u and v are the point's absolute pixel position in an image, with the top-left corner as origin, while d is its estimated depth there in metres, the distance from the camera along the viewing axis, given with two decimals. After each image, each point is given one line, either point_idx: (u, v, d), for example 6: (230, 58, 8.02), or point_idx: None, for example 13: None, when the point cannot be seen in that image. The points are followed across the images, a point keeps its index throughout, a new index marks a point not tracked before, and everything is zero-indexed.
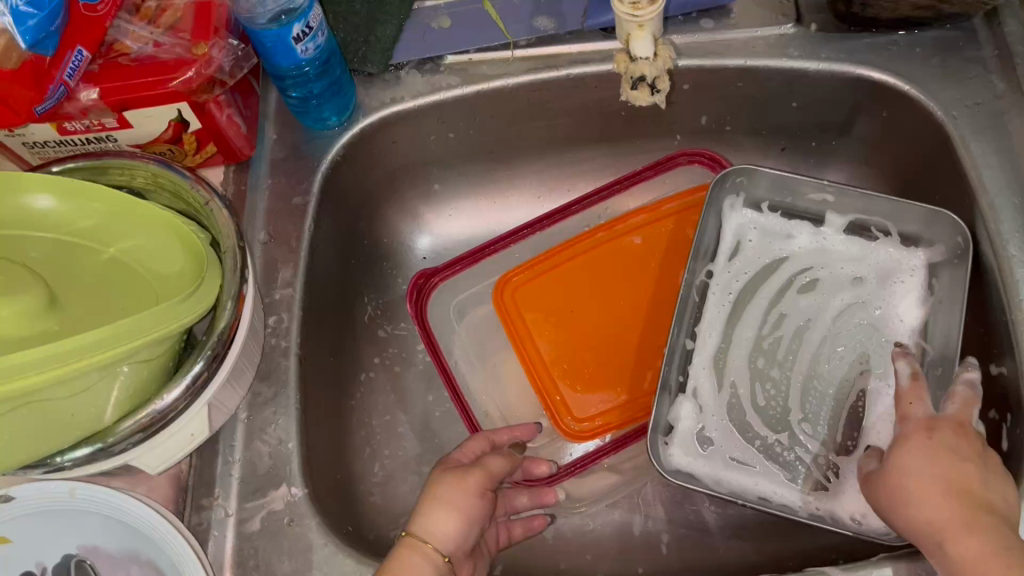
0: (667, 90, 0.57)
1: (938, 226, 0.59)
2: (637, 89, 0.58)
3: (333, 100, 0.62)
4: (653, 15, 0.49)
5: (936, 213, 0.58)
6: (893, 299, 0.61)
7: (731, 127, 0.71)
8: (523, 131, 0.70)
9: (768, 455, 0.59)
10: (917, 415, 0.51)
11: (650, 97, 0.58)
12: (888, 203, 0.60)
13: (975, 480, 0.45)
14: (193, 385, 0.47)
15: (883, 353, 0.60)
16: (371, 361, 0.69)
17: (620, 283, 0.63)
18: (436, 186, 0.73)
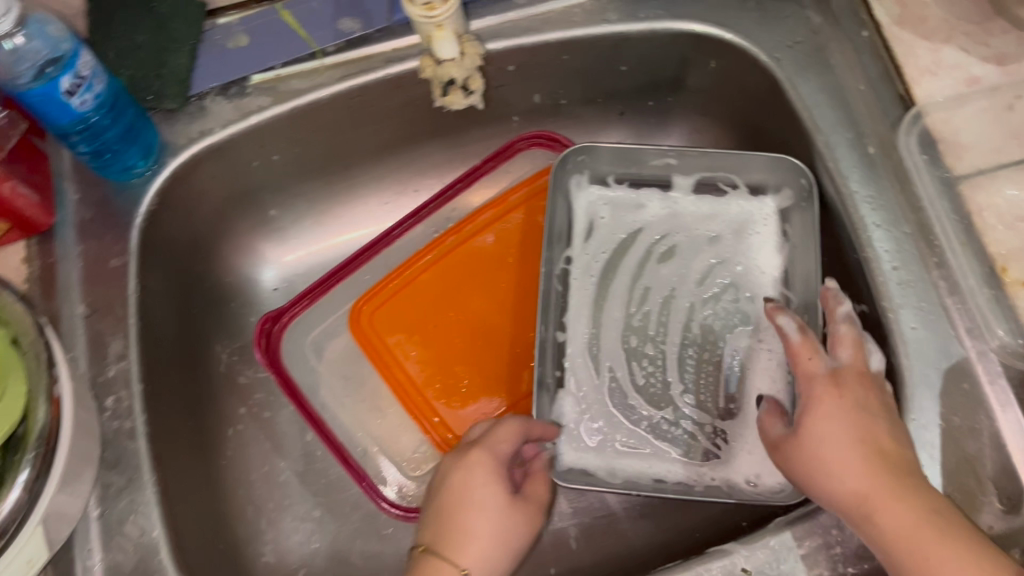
0: (479, 87, 0.60)
1: (784, 171, 0.59)
2: (450, 94, 0.61)
3: (134, 145, 0.57)
4: (451, 13, 0.46)
5: (776, 159, 0.58)
6: (752, 251, 0.61)
7: (566, 100, 0.68)
8: (352, 140, 0.66)
9: (656, 434, 0.58)
10: (818, 373, 0.50)
11: (464, 98, 0.61)
12: (729, 156, 0.59)
13: (885, 438, 0.46)
14: (17, 502, 0.42)
15: (750, 308, 0.60)
16: (236, 413, 0.65)
17: (477, 286, 0.60)
18: (273, 212, 0.68)
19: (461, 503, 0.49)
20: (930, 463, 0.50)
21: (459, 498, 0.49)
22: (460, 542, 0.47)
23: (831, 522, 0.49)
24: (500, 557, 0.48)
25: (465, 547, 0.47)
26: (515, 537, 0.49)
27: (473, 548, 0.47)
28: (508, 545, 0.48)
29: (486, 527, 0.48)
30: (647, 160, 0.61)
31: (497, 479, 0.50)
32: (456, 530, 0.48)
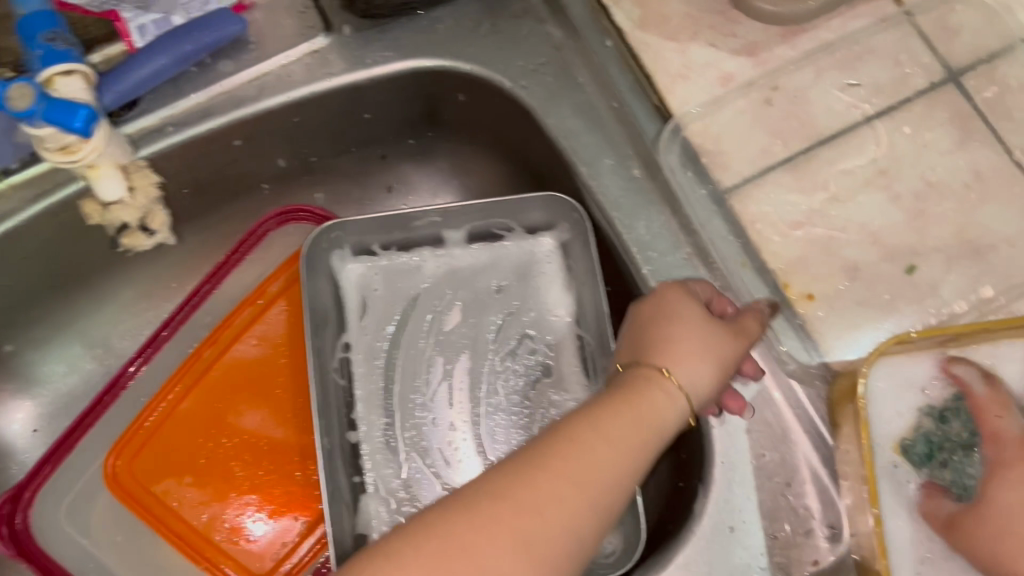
0: (161, 223, 0.57)
1: (556, 208, 0.54)
2: (129, 236, 0.58)
3: None
4: (99, 151, 0.43)
5: (544, 197, 0.54)
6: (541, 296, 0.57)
7: (316, 157, 0.61)
8: (77, 253, 0.57)
9: None
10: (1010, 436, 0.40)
11: (147, 237, 0.58)
12: (495, 202, 0.55)
13: None
14: None
15: (549, 359, 0.55)
16: None
17: (249, 399, 0.54)
18: (7, 348, 0.59)
19: (643, 408, 0.38)
20: (744, 504, 0.47)
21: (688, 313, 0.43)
22: (595, 429, 0.36)
23: None
24: (624, 485, 0.35)
25: (637, 406, 0.38)
26: (661, 432, 0.38)
27: (609, 449, 0.35)
28: (606, 477, 0.34)
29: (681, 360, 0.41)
30: (410, 222, 0.55)
31: (688, 302, 0.44)
32: (658, 342, 0.42)
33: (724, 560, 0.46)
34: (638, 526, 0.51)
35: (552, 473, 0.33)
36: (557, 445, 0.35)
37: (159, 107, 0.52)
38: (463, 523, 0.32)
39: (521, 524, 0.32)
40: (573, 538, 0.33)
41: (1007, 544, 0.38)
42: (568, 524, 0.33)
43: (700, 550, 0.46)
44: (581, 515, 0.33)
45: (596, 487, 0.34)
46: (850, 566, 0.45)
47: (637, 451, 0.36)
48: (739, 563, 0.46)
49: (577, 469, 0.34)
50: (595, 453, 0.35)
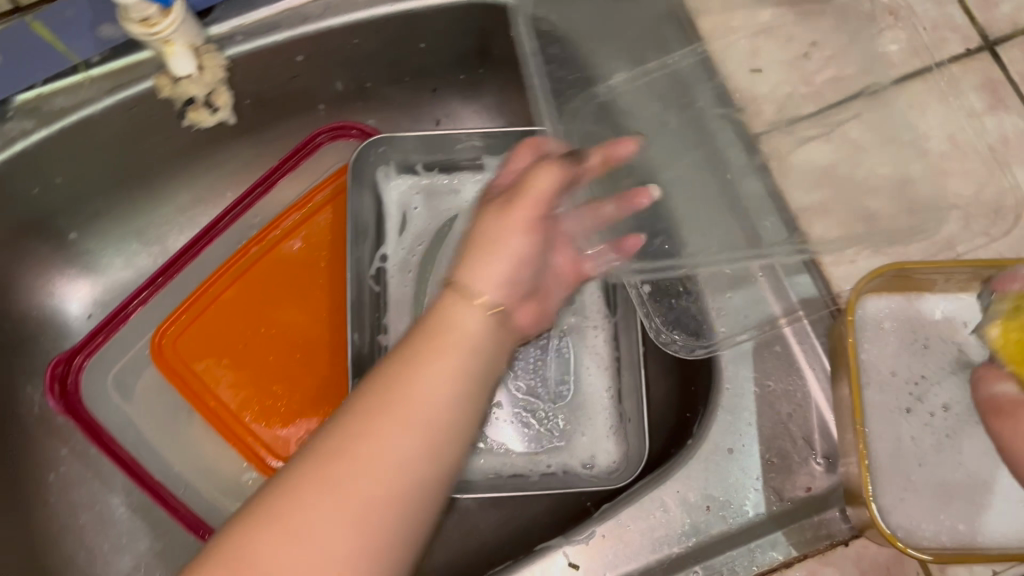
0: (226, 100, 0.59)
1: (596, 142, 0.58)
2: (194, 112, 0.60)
3: None
4: (171, 29, 0.49)
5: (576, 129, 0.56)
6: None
7: (372, 83, 0.65)
8: (144, 152, 0.61)
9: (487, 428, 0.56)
10: None
11: (210, 116, 0.60)
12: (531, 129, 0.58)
13: None
14: None
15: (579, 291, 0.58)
16: (57, 455, 0.61)
17: (290, 295, 0.58)
18: (73, 236, 0.64)
19: (457, 325, 0.37)
20: (747, 429, 0.49)
21: (490, 233, 0.41)
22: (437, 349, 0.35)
23: (655, 503, 0.48)
24: (457, 393, 0.35)
25: (444, 332, 0.36)
26: (478, 353, 0.37)
27: (397, 423, 0.33)
28: (433, 389, 0.34)
29: (483, 272, 0.40)
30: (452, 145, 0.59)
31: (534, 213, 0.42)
32: (478, 243, 0.41)
33: (721, 478, 0.49)
34: (643, 445, 0.54)
35: (422, 362, 0.35)
36: (339, 424, 0.33)
37: (232, 16, 0.55)
38: (247, 523, 0.31)
39: (405, 410, 0.33)
40: (429, 433, 0.33)
41: None
42: (380, 452, 0.32)
43: (699, 467, 0.49)
44: (394, 442, 0.32)
45: (377, 470, 0.32)
46: (840, 495, 0.47)
47: (450, 391, 0.35)
48: (734, 483, 0.48)
49: (366, 442, 0.32)
50: (363, 436, 0.32)
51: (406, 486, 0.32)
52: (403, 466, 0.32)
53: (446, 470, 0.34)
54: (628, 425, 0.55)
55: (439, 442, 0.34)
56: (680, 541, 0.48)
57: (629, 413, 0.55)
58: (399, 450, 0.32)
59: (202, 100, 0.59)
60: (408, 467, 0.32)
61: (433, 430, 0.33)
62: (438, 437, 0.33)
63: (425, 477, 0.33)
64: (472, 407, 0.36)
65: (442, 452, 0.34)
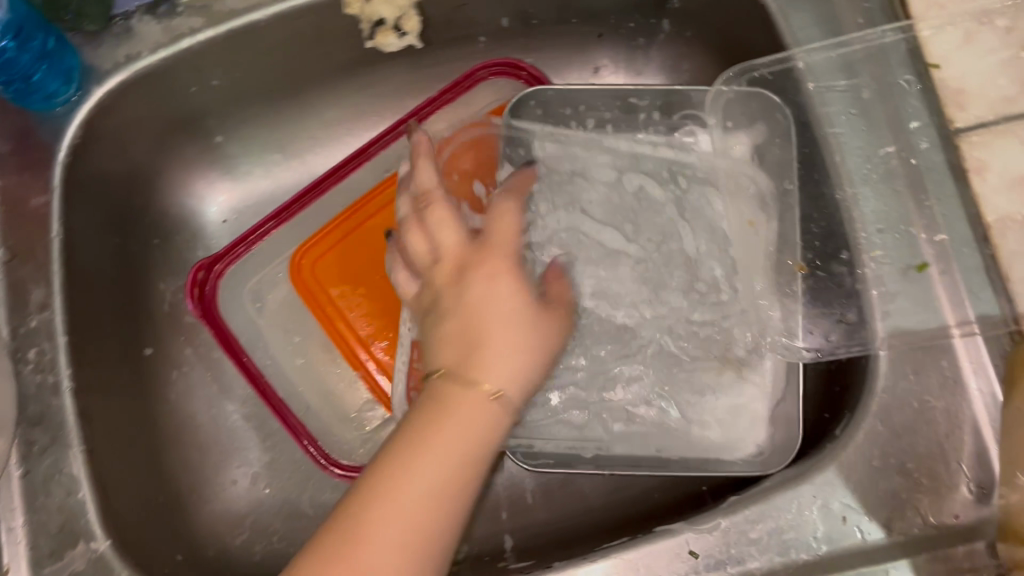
0: (411, 18, 0.59)
1: (750, 107, 0.54)
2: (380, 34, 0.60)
3: (49, 71, 0.52)
4: None
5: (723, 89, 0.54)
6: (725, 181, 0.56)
7: (538, 21, 0.61)
8: (302, 62, 0.60)
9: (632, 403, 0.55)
10: None
11: (397, 38, 0.60)
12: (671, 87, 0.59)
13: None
14: None
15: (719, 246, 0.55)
16: (182, 354, 0.61)
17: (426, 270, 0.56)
18: (219, 139, 0.64)
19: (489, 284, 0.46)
20: (898, 443, 0.46)
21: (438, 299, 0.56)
22: None
23: (787, 505, 0.46)
24: (460, 462, 0.40)
25: (454, 424, 0.41)
26: (491, 422, 0.42)
27: (415, 475, 0.39)
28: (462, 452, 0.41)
29: (499, 362, 0.44)
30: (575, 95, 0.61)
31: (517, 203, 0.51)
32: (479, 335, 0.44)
33: (863, 491, 0.46)
34: (794, 434, 0.52)
35: (434, 455, 0.40)
36: (370, 517, 0.38)
37: None
38: (349, 545, 0.37)
39: (407, 492, 0.38)
40: (434, 500, 0.39)
41: None
42: (476, 432, 0.41)
43: (840, 472, 0.46)
44: (426, 474, 0.39)
45: (463, 452, 0.41)
46: (996, 526, 0.45)
47: (444, 479, 0.40)
48: (877, 498, 0.46)
49: (411, 505, 0.38)
50: (403, 516, 0.38)
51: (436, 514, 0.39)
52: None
53: (457, 524, 0.40)
54: (782, 407, 0.52)
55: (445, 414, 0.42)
56: (809, 548, 0.45)
57: (785, 395, 0.52)
58: (432, 551, 0.38)
59: (394, 20, 0.59)
60: None
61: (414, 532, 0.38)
62: (470, 462, 0.41)
63: (436, 544, 0.39)
64: (478, 461, 0.41)
65: (441, 464, 0.40)
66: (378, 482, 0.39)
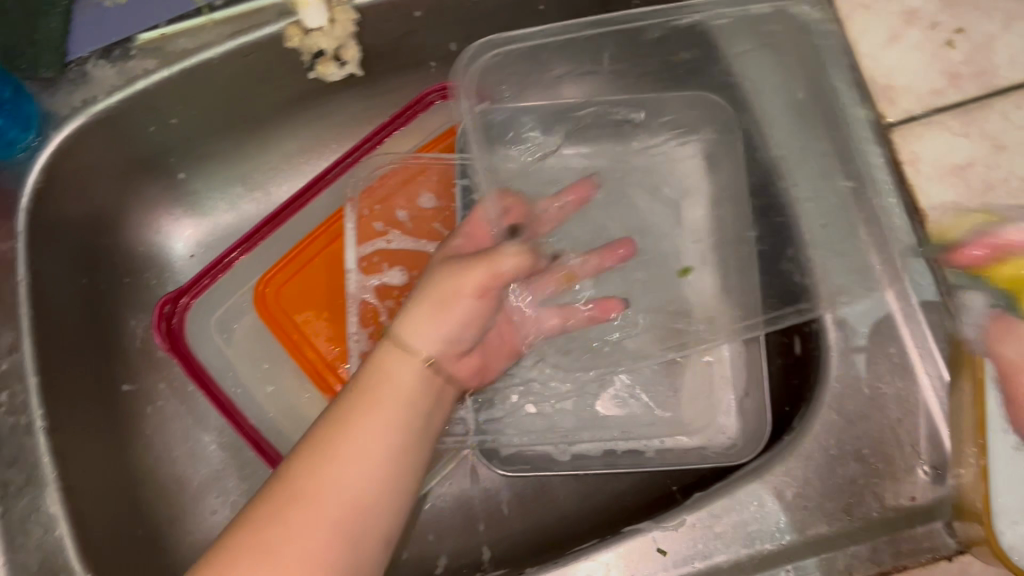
0: (354, 52, 0.60)
1: None
2: (321, 66, 0.60)
3: (10, 119, 0.53)
4: None
5: None
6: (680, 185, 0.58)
7: (484, 44, 0.63)
8: (256, 97, 0.62)
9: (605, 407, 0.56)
10: None
11: (339, 70, 0.61)
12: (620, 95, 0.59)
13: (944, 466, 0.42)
14: None
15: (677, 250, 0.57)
16: (155, 390, 0.62)
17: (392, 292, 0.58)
18: (181, 176, 0.65)
19: (461, 280, 0.50)
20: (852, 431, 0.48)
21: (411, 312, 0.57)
22: None
23: (751, 497, 0.47)
24: (386, 449, 0.42)
25: (388, 377, 0.45)
26: (411, 402, 0.45)
27: (340, 463, 0.40)
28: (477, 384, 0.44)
29: (417, 328, 0.48)
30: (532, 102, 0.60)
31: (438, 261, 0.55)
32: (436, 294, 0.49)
33: (821, 479, 0.47)
34: (762, 422, 0.53)
35: (345, 445, 0.41)
36: (297, 488, 0.39)
37: None
38: (292, 502, 0.39)
39: (327, 499, 0.39)
40: (349, 505, 0.39)
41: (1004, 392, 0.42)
42: (368, 472, 0.41)
43: (798, 463, 0.48)
44: (355, 460, 0.41)
45: (374, 446, 0.42)
46: (948, 508, 0.46)
47: (387, 468, 0.42)
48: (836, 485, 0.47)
49: (303, 530, 0.38)
50: (337, 481, 0.40)
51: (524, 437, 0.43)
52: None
53: (389, 529, 0.41)
54: (746, 400, 0.54)
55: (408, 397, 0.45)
56: (774, 538, 0.47)
57: (749, 387, 0.54)
58: (368, 519, 0.40)
59: (333, 53, 0.59)
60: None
61: (346, 520, 0.39)
62: (396, 456, 0.42)
63: (372, 505, 0.40)
64: (397, 470, 0.42)
65: (375, 462, 0.41)
66: (276, 493, 0.40)
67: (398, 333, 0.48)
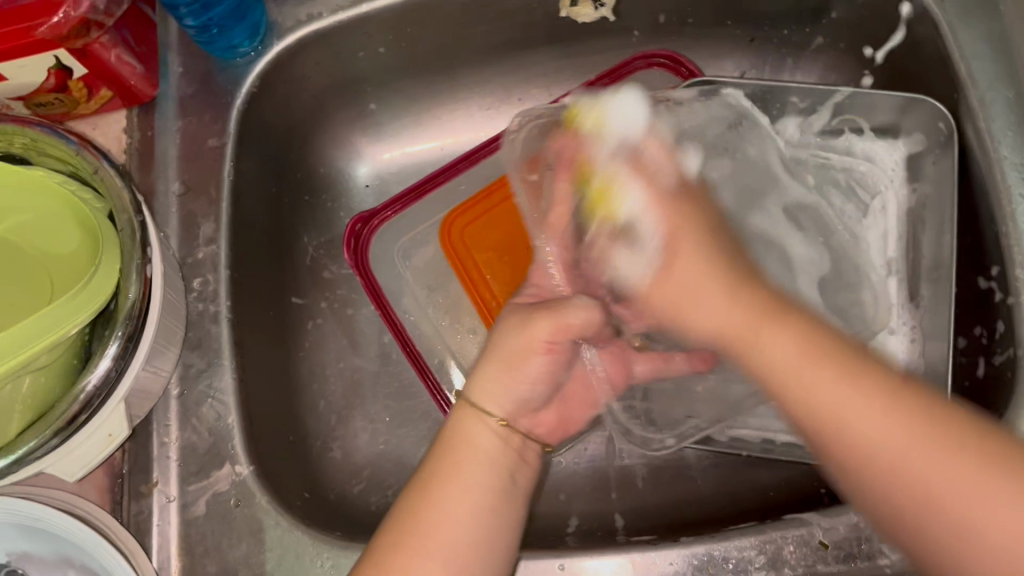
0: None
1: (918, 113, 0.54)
2: (580, 5, 0.61)
3: (239, 21, 0.54)
4: None
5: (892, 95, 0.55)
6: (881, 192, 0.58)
7: (694, 19, 0.63)
8: (462, 38, 0.62)
9: None
10: None
11: (595, 11, 0.61)
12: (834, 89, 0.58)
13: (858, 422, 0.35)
14: (125, 351, 0.43)
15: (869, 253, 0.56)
16: (317, 306, 0.64)
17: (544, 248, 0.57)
18: (372, 106, 0.66)
19: (532, 335, 0.47)
20: None
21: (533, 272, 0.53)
22: (879, 375, 0.36)
23: None
24: (475, 516, 0.43)
25: (472, 450, 0.45)
26: (493, 469, 0.45)
27: (441, 506, 0.43)
28: (875, 368, 0.36)
29: (491, 386, 0.47)
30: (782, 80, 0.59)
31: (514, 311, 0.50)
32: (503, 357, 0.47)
33: None
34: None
35: (436, 496, 0.43)
36: (406, 543, 0.42)
37: None
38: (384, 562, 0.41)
39: (434, 546, 0.42)
40: (463, 557, 0.42)
41: (867, 468, 0.35)
42: (455, 532, 0.42)
43: None
44: (451, 507, 0.43)
45: (474, 483, 0.44)
46: None
47: (478, 523, 0.43)
48: None
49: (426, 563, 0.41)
50: (445, 533, 0.42)
51: (782, 397, 0.37)
52: (931, 495, 0.33)
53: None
54: None
55: (734, 286, 0.40)
56: None
57: None
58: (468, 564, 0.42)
59: None
60: (851, 411, 0.35)
61: None
62: (489, 506, 0.44)
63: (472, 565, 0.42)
64: (487, 520, 0.43)
65: (473, 505, 0.43)
66: (391, 538, 0.42)
67: (472, 398, 0.47)
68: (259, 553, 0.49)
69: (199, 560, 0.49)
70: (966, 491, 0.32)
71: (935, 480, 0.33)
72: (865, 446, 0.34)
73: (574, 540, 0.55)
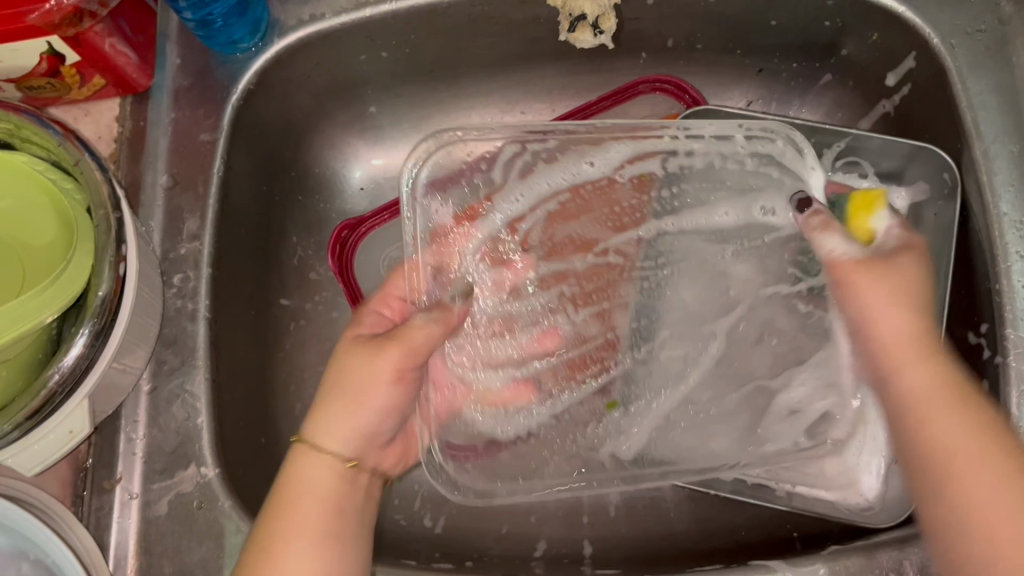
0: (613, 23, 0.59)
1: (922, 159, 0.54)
2: (576, 31, 0.60)
3: (240, 17, 0.54)
4: None
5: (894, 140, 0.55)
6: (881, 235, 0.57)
7: (703, 46, 0.62)
8: (466, 49, 0.62)
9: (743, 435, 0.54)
10: None
11: (594, 38, 0.60)
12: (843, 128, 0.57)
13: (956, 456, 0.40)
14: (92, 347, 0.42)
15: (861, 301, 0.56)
16: (301, 308, 0.63)
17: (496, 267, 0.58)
18: (372, 110, 0.65)
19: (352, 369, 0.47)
20: None
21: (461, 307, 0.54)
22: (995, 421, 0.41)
23: (892, 564, 0.45)
24: (322, 544, 0.43)
25: (303, 482, 0.45)
26: (332, 495, 0.45)
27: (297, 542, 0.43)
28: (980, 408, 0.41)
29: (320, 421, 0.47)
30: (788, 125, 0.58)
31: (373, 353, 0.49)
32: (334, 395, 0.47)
33: None
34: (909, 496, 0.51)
35: (289, 529, 0.43)
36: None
37: None
38: None
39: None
40: None
41: (956, 550, 0.38)
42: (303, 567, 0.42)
43: None
44: (312, 533, 0.44)
45: (324, 507, 0.45)
46: None
47: (330, 550, 0.43)
48: None
49: None
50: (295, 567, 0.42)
51: (900, 430, 0.43)
52: (966, 524, 0.38)
53: None
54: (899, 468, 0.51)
55: (926, 351, 0.44)
56: None
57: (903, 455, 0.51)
58: None
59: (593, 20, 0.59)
60: (963, 460, 0.39)
61: None
62: (337, 537, 0.44)
63: None
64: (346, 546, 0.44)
65: (317, 543, 0.43)
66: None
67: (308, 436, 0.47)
68: (217, 558, 0.48)
69: (156, 561, 0.48)
70: (995, 489, 0.38)
71: (987, 527, 0.37)
72: (976, 520, 0.38)
73: (539, 566, 0.54)
